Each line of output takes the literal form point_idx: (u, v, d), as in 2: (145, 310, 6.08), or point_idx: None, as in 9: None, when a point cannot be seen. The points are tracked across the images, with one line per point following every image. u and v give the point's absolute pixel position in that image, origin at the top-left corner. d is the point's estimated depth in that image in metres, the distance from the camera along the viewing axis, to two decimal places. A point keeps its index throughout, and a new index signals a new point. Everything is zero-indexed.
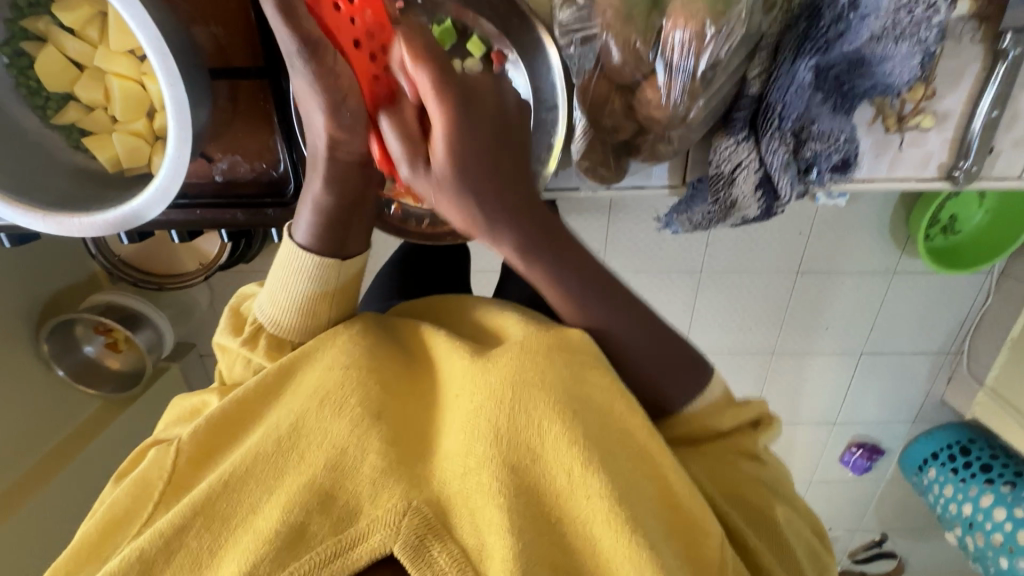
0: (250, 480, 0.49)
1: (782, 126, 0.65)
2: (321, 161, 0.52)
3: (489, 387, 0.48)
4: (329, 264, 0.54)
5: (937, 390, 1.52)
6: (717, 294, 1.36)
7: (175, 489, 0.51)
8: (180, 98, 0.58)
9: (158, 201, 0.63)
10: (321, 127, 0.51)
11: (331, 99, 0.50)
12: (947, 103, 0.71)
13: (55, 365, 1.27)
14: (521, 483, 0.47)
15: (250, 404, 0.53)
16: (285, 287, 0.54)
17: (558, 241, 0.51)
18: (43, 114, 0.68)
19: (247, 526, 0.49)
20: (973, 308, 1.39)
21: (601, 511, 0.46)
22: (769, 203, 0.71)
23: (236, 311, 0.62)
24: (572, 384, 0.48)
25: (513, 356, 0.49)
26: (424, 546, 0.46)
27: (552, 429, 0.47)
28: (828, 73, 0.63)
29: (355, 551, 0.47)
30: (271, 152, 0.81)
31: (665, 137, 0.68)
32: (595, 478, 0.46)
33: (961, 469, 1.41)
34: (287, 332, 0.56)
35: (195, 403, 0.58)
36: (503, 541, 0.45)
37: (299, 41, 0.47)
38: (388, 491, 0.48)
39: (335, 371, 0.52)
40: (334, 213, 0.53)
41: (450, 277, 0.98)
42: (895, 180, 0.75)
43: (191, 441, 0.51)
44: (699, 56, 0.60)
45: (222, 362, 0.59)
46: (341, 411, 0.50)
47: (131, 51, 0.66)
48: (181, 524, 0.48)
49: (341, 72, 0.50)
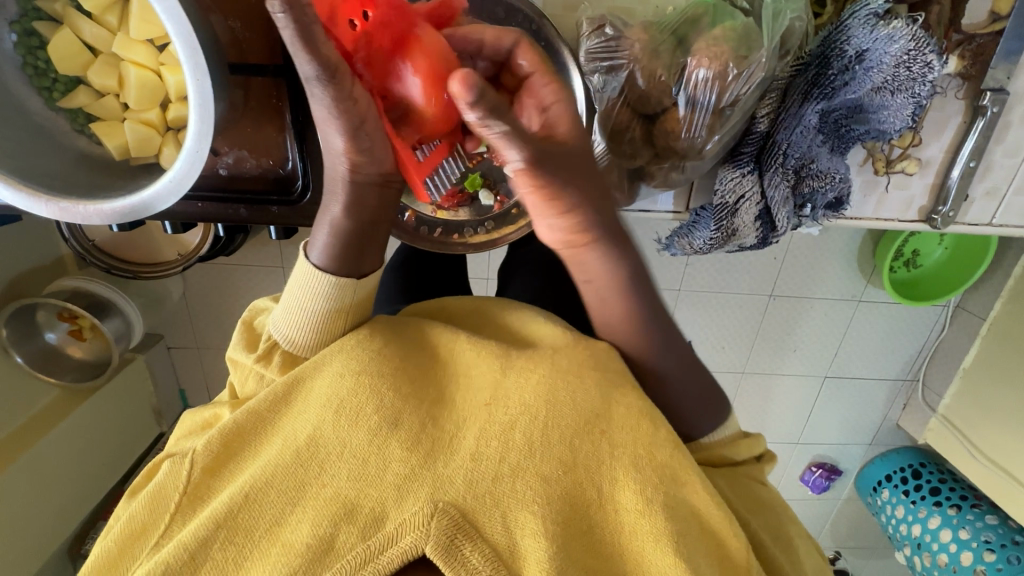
0: (271, 492, 0.48)
1: (785, 163, 0.70)
2: (341, 183, 0.50)
3: (524, 404, 0.50)
4: (346, 285, 0.53)
5: (893, 416, 1.61)
6: (694, 313, 1.40)
7: (191, 501, 0.49)
8: (205, 93, 0.57)
9: (169, 194, 0.62)
10: (341, 152, 0.48)
11: (350, 124, 0.46)
12: (930, 151, 0.77)
13: (12, 351, 1.22)
14: (556, 493, 0.49)
15: (264, 412, 0.51)
16: (303, 308, 0.54)
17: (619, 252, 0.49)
18: (49, 95, 0.67)
19: (274, 538, 0.48)
20: (932, 337, 1.48)
21: (631, 521, 0.50)
22: (766, 233, 0.75)
23: (249, 326, 0.62)
24: (602, 405, 0.51)
25: (545, 374, 0.52)
26: (455, 546, 0.47)
27: (584, 447, 0.50)
28: (830, 117, 0.68)
29: (385, 555, 0.47)
30: (280, 151, 0.81)
31: (679, 166, 0.71)
32: (624, 492, 0.50)
33: (912, 492, 1.49)
34: (301, 349, 0.56)
35: (207, 417, 0.58)
36: (539, 545, 0.47)
37: (318, 66, 0.41)
38: (414, 494, 0.48)
39: (346, 379, 0.51)
40: (353, 235, 0.52)
41: (447, 280, 0.99)
42: (880, 219, 0.81)
43: (206, 452, 0.50)
44: (721, 93, 0.64)
45: (233, 376, 0.59)
46: (358, 422, 0.50)
47: (151, 40, 0.65)
48: (204, 537, 0.46)
49: (359, 96, 0.45)
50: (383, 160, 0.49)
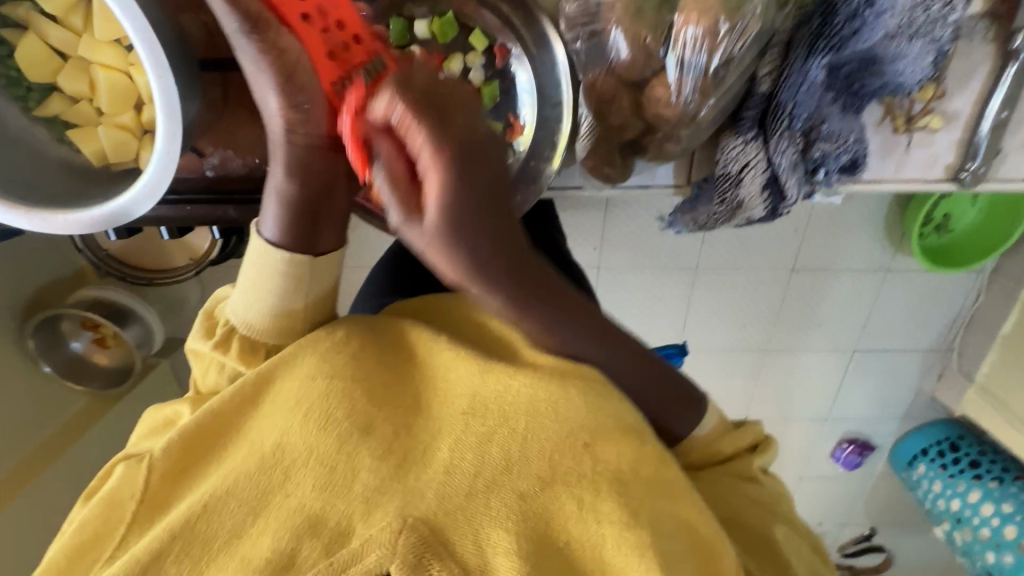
0: (232, 501, 0.47)
1: (791, 126, 0.65)
2: (280, 147, 0.50)
3: (504, 414, 0.49)
4: (301, 260, 0.52)
5: (928, 388, 1.52)
6: (710, 293, 1.35)
7: (148, 510, 0.49)
8: (169, 91, 0.55)
9: (146, 199, 0.60)
10: (277, 111, 0.49)
11: (284, 78, 0.48)
12: (956, 103, 0.70)
13: (41, 361, 1.24)
14: (530, 511, 0.47)
15: (233, 417, 0.51)
16: (262, 288, 0.53)
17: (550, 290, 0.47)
18: (24, 105, 0.65)
19: (232, 552, 0.47)
20: (966, 307, 1.39)
21: (609, 535, 0.47)
22: (775, 204, 0.70)
23: (209, 315, 0.60)
24: (582, 413, 0.49)
25: (525, 381, 0.50)
26: (422, 565, 0.45)
27: (564, 460, 0.48)
28: (840, 72, 0.63)
29: (348, 574, 0.46)
30: (263, 147, 0.78)
31: (674, 137, 0.67)
32: (604, 505, 0.47)
33: (950, 465, 1.43)
34: (260, 334, 0.55)
35: (167, 413, 0.57)
36: (511, 565, 0.45)
37: (241, 16, 0.47)
38: (381, 510, 0.47)
39: (318, 382, 0.50)
40: (302, 202, 0.50)
41: (445, 271, 0.97)
42: (902, 180, 0.74)
43: (164, 456, 0.49)
44: (712, 52, 0.59)
45: (195, 368, 0.58)
46: (328, 426, 0.48)
47: (117, 40, 0.63)
48: (158, 550, 0.45)
49: (286, 46, 0.49)
50: (317, 116, 0.49)
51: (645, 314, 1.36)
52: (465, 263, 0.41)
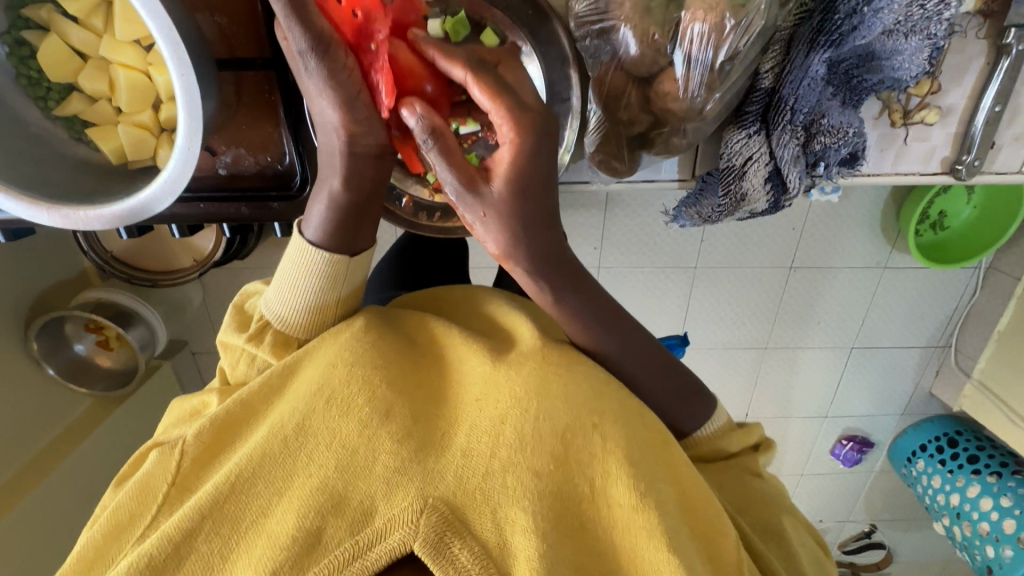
0: (259, 482, 0.49)
1: (793, 120, 0.67)
2: (338, 157, 0.49)
3: (515, 396, 0.50)
4: (340, 260, 0.54)
5: (926, 383, 1.54)
6: (712, 290, 1.37)
7: (180, 491, 0.50)
8: (191, 90, 0.57)
9: (166, 194, 0.62)
10: (334, 124, 0.47)
11: (344, 94, 0.46)
12: (951, 98, 0.72)
13: (45, 364, 1.24)
14: (547, 490, 0.48)
15: (257, 403, 0.53)
16: (297, 288, 0.55)
17: (578, 274, 0.51)
18: (44, 105, 0.67)
19: (260, 529, 0.48)
20: (963, 301, 1.42)
21: (621, 515, 0.48)
22: (777, 196, 0.73)
23: (240, 309, 0.62)
24: (592, 399, 0.50)
25: (536, 364, 0.51)
26: (444, 543, 0.46)
27: (575, 441, 0.49)
28: (839, 67, 0.65)
29: (373, 551, 0.47)
30: (276, 146, 0.80)
31: (679, 131, 0.69)
32: (616, 486, 0.48)
33: (948, 460, 1.45)
34: (294, 329, 0.57)
35: (196, 404, 0.60)
36: (528, 543, 0.46)
37: (309, 38, 0.43)
38: (403, 491, 0.48)
39: (338, 370, 0.52)
40: (350, 208, 0.51)
41: (451, 268, 0.98)
42: (899, 174, 0.76)
43: (196, 442, 0.51)
44: (718, 48, 0.61)
45: (224, 360, 0.59)
46: (349, 411, 0.50)
47: (137, 40, 0.65)
48: (190, 528, 0.47)
49: (352, 67, 0.46)
50: (377, 127, 0.48)
51: (646, 312, 1.38)
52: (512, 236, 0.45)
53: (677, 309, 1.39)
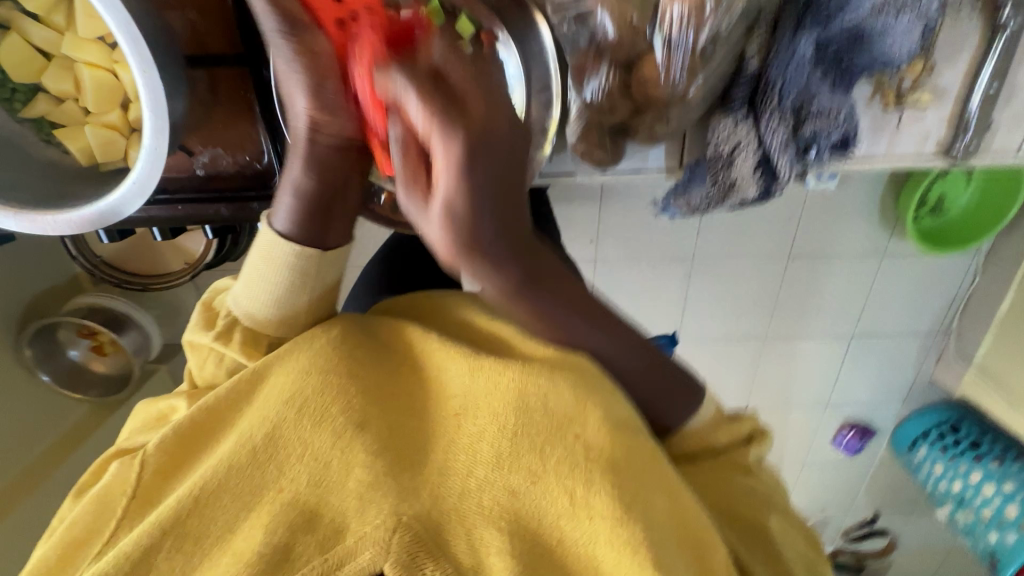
0: (224, 496, 0.47)
1: (781, 104, 0.65)
2: (302, 142, 0.51)
3: (494, 412, 0.48)
4: (308, 253, 0.53)
5: (926, 371, 1.52)
6: (709, 282, 1.35)
7: (141, 504, 0.49)
8: (155, 86, 0.55)
9: (136, 196, 0.60)
10: (303, 108, 0.51)
11: (311, 78, 0.50)
12: (945, 79, 0.70)
13: (39, 370, 1.23)
14: (522, 508, 0.47)
15: (225, 413, 0.51)
16: (266, 281, 0.53)
17: (550, 278, 0.44)
18: (9, 107, 0.65)
19: (225, 547, 0.47)
20: (963, 288, 1.39)
21: (602, 531, 0.46)
22: (768, 183, 0.70)
23: (209, 306, 0.61)
24: (573, 408, 0.48)
25: (515, 375, 0.49)
26: (415, 565, 0.46)
27: (554, 454, 0.47)
28: (828, 49, 0.63)
29: (341, 570, 0.46)
30: (254, 143, 0.77)
31: (662, 118, 0.67)
32: (596, 497, 0.46)
33: (951, 446, 1.44)
34: (262, 325, 0.55)
35: (162, 408, 0.58)
36: (504, 564, 0.46)
37: (278, 16, 0.49)
38: (375, 506, 0.47)
39: (312, 377, 0.50)
40: (316, 197, 0.52)
41: (439, 265, 0.97)
42: (893, 159, 0.74)
43: (158, 452, 0.50)
44: (698, 29, 0.60)
45: (192, 360, 0.58)
46: (323, 422, 0.48)
47: (101, 37, 0.63)
48: (149, 545, 0.45)
49: (320, 48, 0.50)
50: (343, 114, 0.51)
51: (644, 306, 1.37)
52: (466, 246, 0.38)
53: (674, 302, 1.37)
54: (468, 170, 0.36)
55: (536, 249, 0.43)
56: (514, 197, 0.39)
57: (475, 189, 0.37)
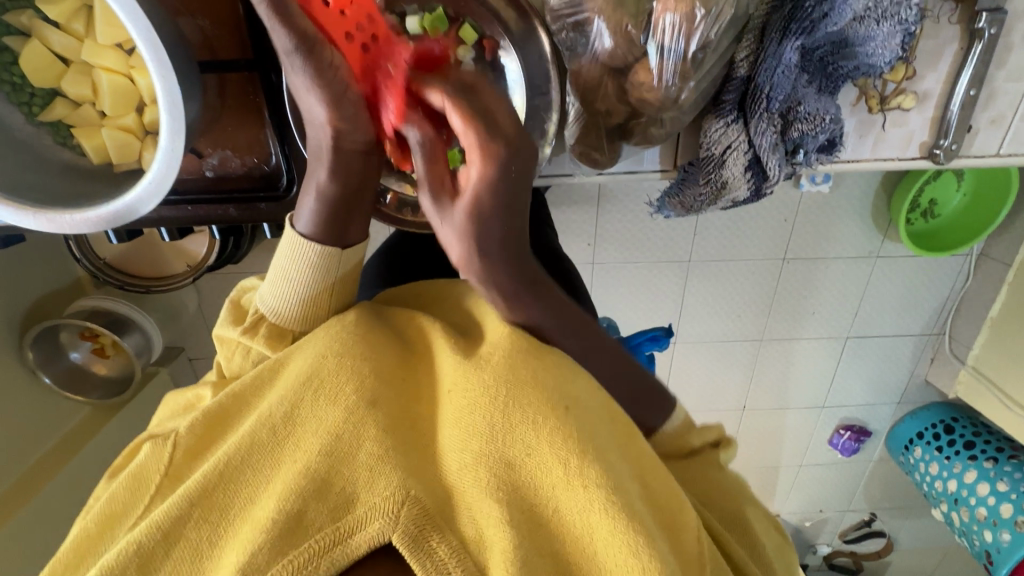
0: (247, 470, 0.50)
1: (769, 107, 0.67)
2: (326, 151, 0.53)
3: (485, 384, 0.50)
4: (330, 251, 0.56)
5: (921, 371, 1.55)
6: (705, 283, 1.37)
7: (172, 481, 0.51)
8: (173, 90, 0.58)
9: (152, 195, 0.62)
10: (323, 120, 0.51)
11: (331, 92, 0.50)
12: (927, 83, 0.73)
13: (41, 373, 1.24)
14: (514, 480, 0.49)
15: (244, 393, 0.54)
16: (292, 279, 0.56)
17: (545, 286, 0.55)
18: (28, 110, 0.67)
19: (246, 516, 0.49)
20: (955, 289, 1.43)
21: (594, 503, 0.47)
22: (758, 183, 0.73)
23: (236, 303, 0.64)
24: (559, 383, 0.51)
25: (509, 351, 0.52)
26: (423, 538, 0.48)
27: (546, 425, 0.48)
28: (814, 54, 0.66)
29: (354, 539, 0.48)
30: (263, 147, 0.81)
31: (658, 120, 0.70)
32: (584, 471, 0.47)
33: (945, 447, 1.47)
34: (288, 321, 0.58)
35: (189, 398, 0.60)
36: (503, 536, 0.47)
37: (294, 36, 0.46)
38: (384, 478, 0.49)
39: (328, 360, 0.52)
40: (339, 201, 0.55)
41: (439, 264, 0.99)
42: (880, 159, 0.77)
43: (189, 434, 0.52)
44: (689, 38, 0.63)
45: (220, 353, 0.61)
46: (337, 400, 0.51)
47: (119, 44, 0.66)
48: (177, 515, 0.48)
49: (336, 62, 0.50)
50: (363, 124, 0.53)
51: (639, 307, 1.39)
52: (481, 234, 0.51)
53: (670, 302, 1.40)
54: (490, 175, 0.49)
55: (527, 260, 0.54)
56: (517, 203, 0.51)
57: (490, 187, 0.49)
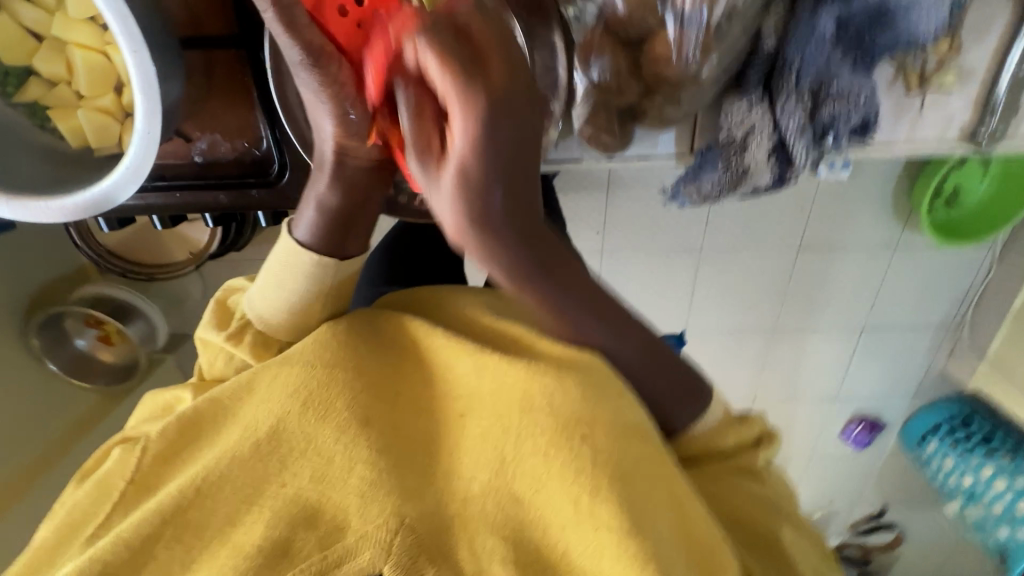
0: (226, 487, 0.47)
1: (799, 85, 0.63)
2: (329, 163, 0.51)
3: (497, 413, 0.48)
4: (328, 265, 0.52)
5: (938, 363, 1.49)
6: (718, 275, 1.32)
7: (137, 491, 0.48)
8: (146, 69, 0.53)
9: (130, 181, 0.58)
10: (332, 135, 0.50)
11: (340, 106, 0.49)
12: (971, 58, 0.67)
13: (47, 360, 1.22)
14: (525, 512, 0.47)
15: (225, 401, 0.50)
16: (281, 287, 0.53)
17: (563, 268, 0.42)
18: (3, 90, 0.63)
19: (226, 538, 0.47)
20: (976, 282, 1.36)
21: (609, 543, 0.44)
22: (782, 169, 0.68)
23: (223, 305, 0.60)
24: (580, 406, 0.46)
25: (525, 370, 0.48)
26: (416, 568, 0.46)
27: (559, 458, 0.45)
28: (849, 26, 0.60)
29: (341, 568, 0.46)
30: (252, 130, 0.75)
31: (674, 99, 0.65)
32: (603, 507, 0.44)
33: (961, 441, 1.41)
34: (276, 330, 0.55)
35: (167, 399, 0.57)
36: (505, 572, 0.46)
37: (303, 50, 0.47)
38: (377, 504, 0.46)
39: (315, 373, 0.49)
40: (340, 214, 0.51)
41: (442, 254, 0.95)
42: (912, 145, 0.71)
43: (161, 438, 0.49)
44: (713, 5, 0.57)
45: (203, 357, 0.58)
46: (326, 417, 0.48)
47: (92, 18, 0.61)
48: (147, 532, 0.45)
49: (346, 79, 0.48)
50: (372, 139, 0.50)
51: (649, 299, 1.34)
52: (475, 208, 0.37)
53: (682, 294, 1.35)
54: (484, 129, 0.35)
55: (544, 231, 0.41)
56: (525, 166, 0.38)
57: (482, 147, 0.36)
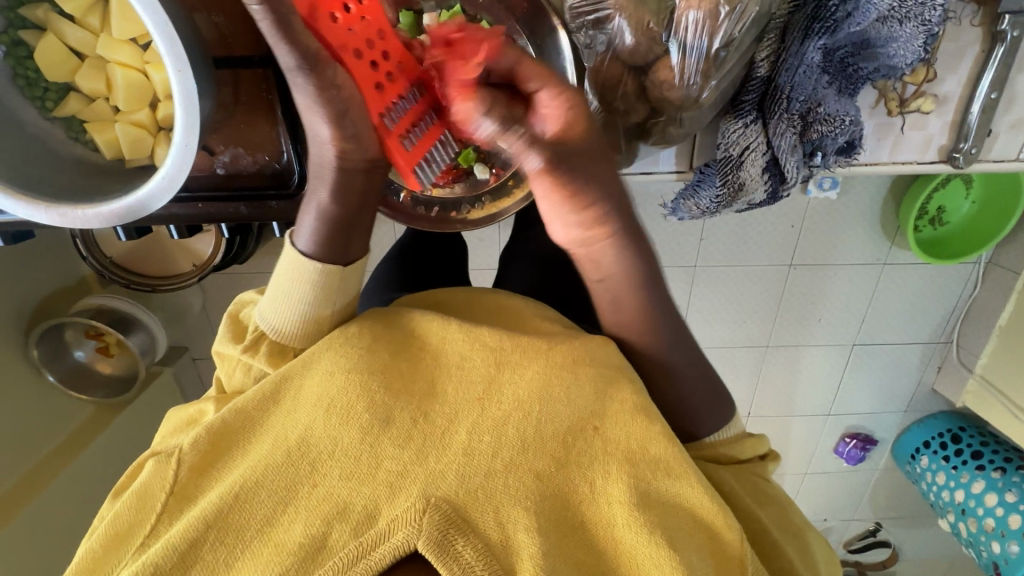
0: (261, 491, 0.49)
1: (790, 108, 0.68)
2: (330, 170, 0.53)
3: (518, 399, 0.52)
4: (330, 270, 0.56)
5: (927, 381, 1.54)
6: (710, 289, 1.36)
7: (179, 501, 0.50)
8: (188, 86, 0.57)
9: (164, 190, 0.62)
10: (328, 139, 0.52)
11: (334, 111, 0.50)
12: (947, 86, 0.73)
13: (45, 372, 1.23)
14: (548, 491, 0.50)
15: (251, 411, 0.53)
16: (292, 298, 0.56)
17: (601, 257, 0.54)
18: (42, 105, 0.67)
19: (266, 538, 0.48)
20: (964, 297, 1.41)
21: (619, 514, 0.50)
22: (775, 186, 0.74)
23: (236, 318, 0.64)
24: (588, 404, 0.52)
25: (540, 368, 0.53)
26: (448, 541, 0.47)
27: (576, 444, 0.51)
28: (835, 55, 0.66)
29: (378, 552, 0.47)
30: (274, 145, 0.80)
31: (676, 120, 0.70)
32: (614, 486, 0.50)
33: (952, 457, 1.45)
34: (290, 339, 0.58)
35: (193, 412, 0.60)
36: (531, 540, 0.48)
37: (298, 58, 0.47)
38: (405, 492, 0.49)
39: (339, 377, 0.52)
40: (340, 220, 0.55)
41: (447, 268, 0.98)
42: (898, 163, 0.77)
43: (193, 450, 0.51)
44: (712, 34, 0.63)
45: (222, 370, 0.61)
46: (350, 420, 0.51)
47: (134, 39, 0.66)
48: (194, 538, 0.47)
49: (342, 83, 0.50)
50: (369, 143, 0.53)
51: None
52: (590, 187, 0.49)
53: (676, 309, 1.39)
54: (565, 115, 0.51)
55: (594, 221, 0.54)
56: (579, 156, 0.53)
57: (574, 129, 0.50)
